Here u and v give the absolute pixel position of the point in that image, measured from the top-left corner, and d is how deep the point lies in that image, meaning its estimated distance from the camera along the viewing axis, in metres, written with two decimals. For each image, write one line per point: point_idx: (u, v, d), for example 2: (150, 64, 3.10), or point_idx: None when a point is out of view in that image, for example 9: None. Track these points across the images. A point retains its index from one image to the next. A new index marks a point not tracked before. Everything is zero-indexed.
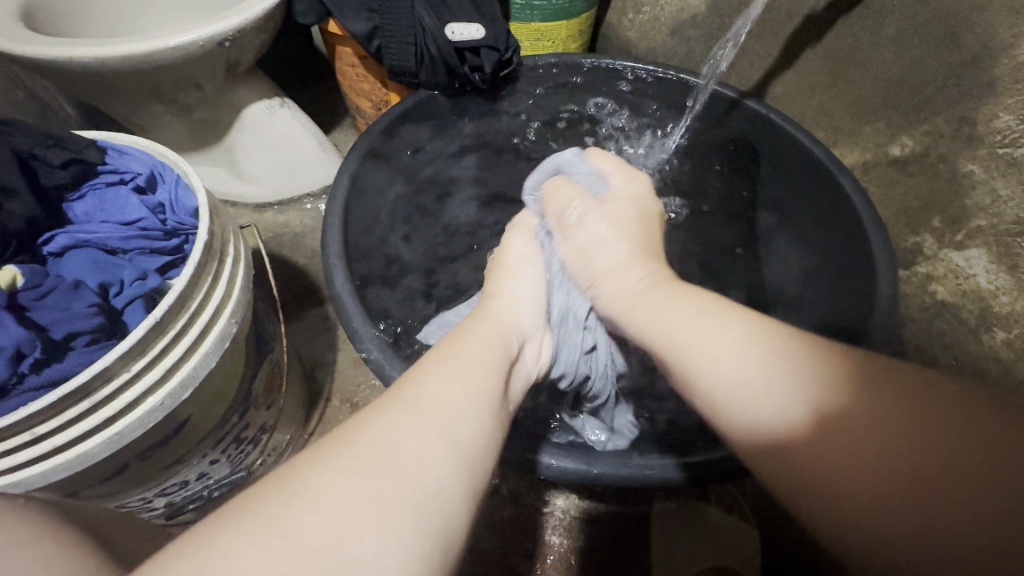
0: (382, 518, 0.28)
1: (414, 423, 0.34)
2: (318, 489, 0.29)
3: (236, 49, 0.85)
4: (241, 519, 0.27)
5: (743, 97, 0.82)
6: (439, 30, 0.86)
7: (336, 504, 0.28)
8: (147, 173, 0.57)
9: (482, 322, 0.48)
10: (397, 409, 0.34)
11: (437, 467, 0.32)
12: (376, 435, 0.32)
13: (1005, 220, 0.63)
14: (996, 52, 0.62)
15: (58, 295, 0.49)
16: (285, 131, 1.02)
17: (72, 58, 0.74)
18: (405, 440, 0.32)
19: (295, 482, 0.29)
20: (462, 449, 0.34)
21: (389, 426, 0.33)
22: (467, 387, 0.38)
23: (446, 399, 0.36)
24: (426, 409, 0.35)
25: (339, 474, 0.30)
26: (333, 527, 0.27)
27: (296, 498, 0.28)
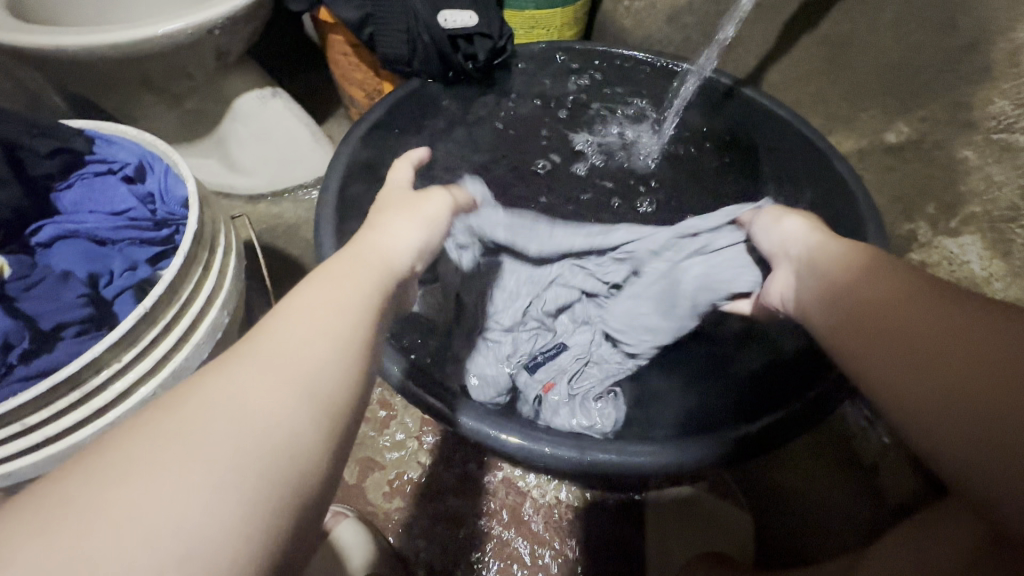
0: (213, 480, 0.25)
1: (259, 372, 0.30)
2: (130, 460, 0.25)
3: (227, 38, 0.83)
4: (35, 514, 0.23)
5: (738, 84, 0.83)
6: (431, 18, 0.84)
7: (156, 474, 0.25)
8: (135, 162, 0.57)
9: (353, 260, 0.42)
10: (240, 361, 0.31)
11: (282, 415, 0.29)
12: (214, 393, 0.29)
13: (999, 206, 0.64)
14: (994, 36, 0.62)
15: (46, 287, 0.49)
16: (277, 121, 1.01)
17: (58, 47, 0.73)
18: (248, 394, 0.29)
19: (104, 455, 0.26)
20: (321, 395, 0.31)
21: (232, 381, 0.30)
22: (330, 330, 0.34)
23: (305, 348, 0.33)
24: (279, 355, 0.32)
25: (161, 440, 0.26)
26: (154, 491, 0.24)
27: (103, 470, 0.25)
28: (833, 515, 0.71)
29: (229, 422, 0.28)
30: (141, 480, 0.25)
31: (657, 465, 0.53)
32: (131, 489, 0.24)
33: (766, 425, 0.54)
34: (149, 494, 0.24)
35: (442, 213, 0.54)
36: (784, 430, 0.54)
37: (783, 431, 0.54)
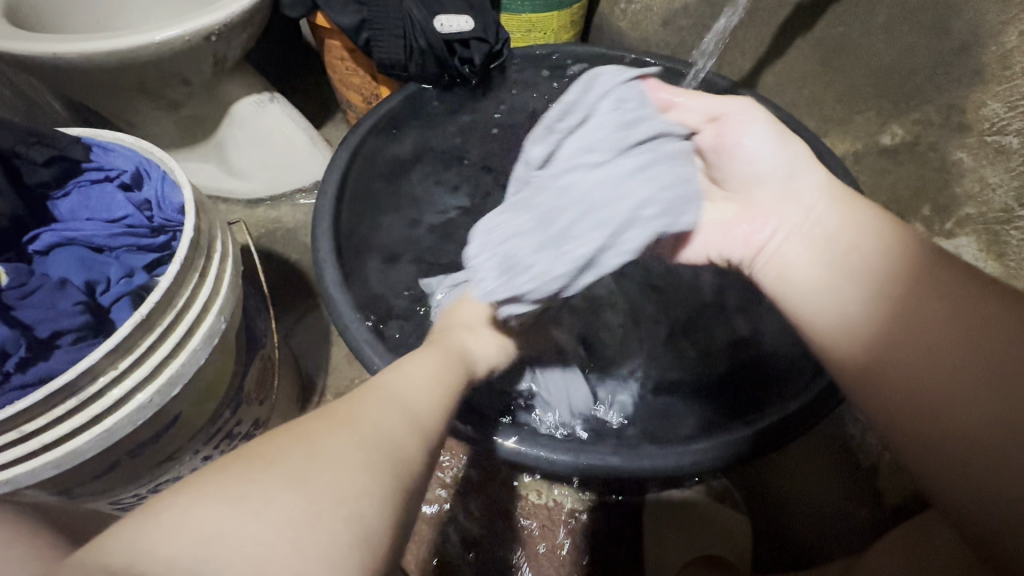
0: (380, 488, 0.32)
1: (407, 411, 0.38)
2: (326, 449, 0.32)
3: (223, 44, 0.84)
4: (272, 471, 0.30)
5: (736, 86, 0.83)
6: (428, 23, 0.86)
7: (339, 465, 0.31)
8: (132, 169, 0.57)
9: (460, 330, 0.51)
10: (389, 393, 0.39)
11: (420, 457, 0.35)
12: (372, 415, 0.36)
13: (992, 208, 0.64)
14: (986, 39, 0.61)
15: (44, 294, 0.49)
16: (274, 126, 1.01)
17: (56, 55, 0.74)
18: (396, 426, 0.36)
19: (307, 440, 0.32)
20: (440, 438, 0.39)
21: (381, 409, 0.36)
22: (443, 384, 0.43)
23: (422, 397, 0.40)
24: (414, 397, 0.39)
25: (341, 439, 0.33)
26: (345, 477, 0.31)
27: (315, 456, 0.31)
28: (829, 517, 0.71)
29: (390, 442, 0.34)
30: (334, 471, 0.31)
31: (650, 467, 0.53)
32: (329, 475, 0.31)
33: (765, 428, 0.54)
34: (336, 479, 0.30)
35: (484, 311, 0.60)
36: (783, 432, 0.54)
37: (782, 435, 0.54)
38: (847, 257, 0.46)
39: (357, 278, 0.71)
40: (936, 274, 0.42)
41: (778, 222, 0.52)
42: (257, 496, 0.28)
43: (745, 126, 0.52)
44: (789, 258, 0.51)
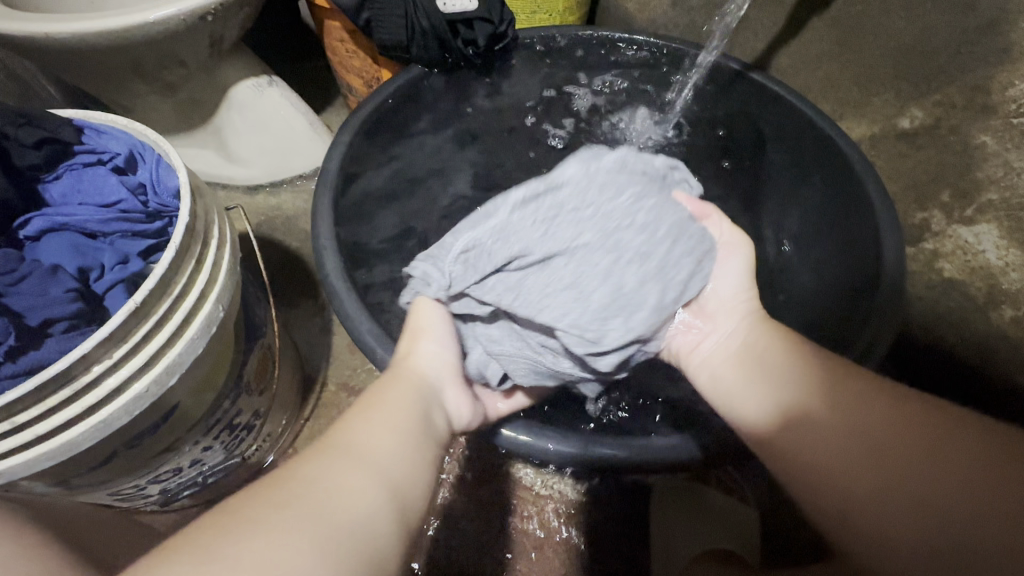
0: (322, 572, 0.30)
1: (356, 470, 0.36)
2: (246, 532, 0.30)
3: (219, 24, 0.81)
4: (187, 568, 0.28)
5: (747, 69, 0.80)
6: (429, 2, 0.83)
7: (260, 550, 0.29)
8: (125, 152, 0.55)
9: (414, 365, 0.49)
10: (333, 453, 0.37)
11: (376, 515, 0.34)
12: (309, 476, 0.34)
13: (1017, 193, 0.63)
14: (1014, 15, 0.59)
15: (35, 280, 0.47)
16: (273, 111, 0.99)
17: (48, 35, 0.71)
18: (340, 482, 0.35)
19: (220, 524, 0.30)
20: (399, 493, 0.37)
21: (320, 469, 0.35)
22: (400, 433, 0.41)
23: (375, 441, 0.40)
24: (365, 451, 0.38)
25: (268, 514, 0.31)
26: (270, 556, 0.29)
27: (237, 535, 0.30)
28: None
29: (334, 512, 0.33)
30: (266, 552, 0.29)
31: (646, 453, 0.51)
32: (253, 558, 0.29)
33: None
34: (267, 561, 0.29)
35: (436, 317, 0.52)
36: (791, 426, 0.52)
37: None
38: (762, 361, 0.47)
39: (359, 267, 0.70)
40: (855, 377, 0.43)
41: (718, 341, 0.52)
42: None
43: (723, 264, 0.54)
44: (705, 372, 0.52)
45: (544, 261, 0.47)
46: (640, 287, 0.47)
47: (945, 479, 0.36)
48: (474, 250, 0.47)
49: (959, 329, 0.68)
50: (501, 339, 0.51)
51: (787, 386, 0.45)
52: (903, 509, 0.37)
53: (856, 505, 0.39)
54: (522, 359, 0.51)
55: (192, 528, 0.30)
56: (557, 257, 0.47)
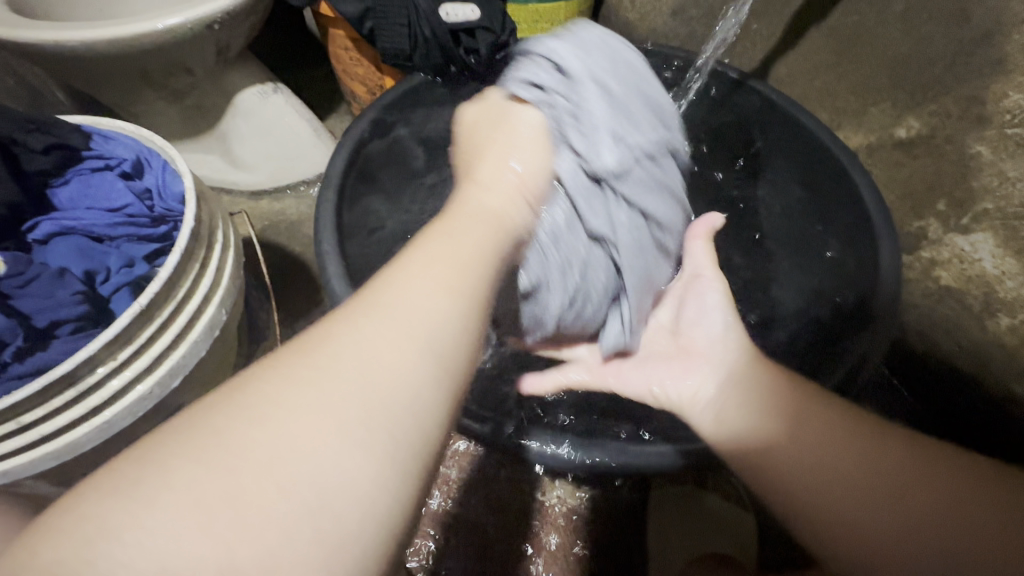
0: (353, 465, 0.25)
1: (387, 333, 0.30)
2: (278, 410, 0.26)
3: (225, 32, 0.83)
4: (201, 444, 0.24)
5: (745, 77, 0.81)
6: (432, 11, 0.84)
7: (283, 436, 0.25)
8: (133, 158, 0.56)
9: (468, 209, 0.39)
10: (366, 317, 0.30)
11: (427, 406, 0.29)
12: (345, 347, 0.29)
13: (1012, 203, 0.61)
14: (1007, 28, 0.59)
15: (43, 282, 0.48)
16: (278, 117, 1.00)
17: (57, 42, 0.73)
18: (385, 354, 0.29)
19: (249, 398, 0.26)
20: (446, 363, 0.31)
21: (362, 337, 0.29)
22: (447, 291, 0.33)
23: (426, 303, 0.32)
24: (399, 316, 0.31)
25: (300, 387, 0.27)
26: (298, 448, 0.25)
27: (249, 420, 0.25)
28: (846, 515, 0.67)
29: (365, 393, 0.27)
30: (285, 440, 0.25)
31: (634, 462, 0.51)
32: (268, 449, 0.25)
33: None
34: (295, 447, 0.25)
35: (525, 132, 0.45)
36: None
37: None
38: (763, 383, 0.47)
39: (361, 272, 0.70)
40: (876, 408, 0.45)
41: (706, 372, 0.51)
42: (159, 490, 0.23)
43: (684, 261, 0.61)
44: (707, 406, 0.49)
45: (654, 250, 0.54)
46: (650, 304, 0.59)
47: (925, 501, 0.38)
48: (652, 209, 0.52)
49: (954, 336, 0.70)
50: (561, 263, 0.48)
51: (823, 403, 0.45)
52: (914, 528, 0.38)
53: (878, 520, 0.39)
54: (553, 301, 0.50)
55: (213, 402, 0.27)
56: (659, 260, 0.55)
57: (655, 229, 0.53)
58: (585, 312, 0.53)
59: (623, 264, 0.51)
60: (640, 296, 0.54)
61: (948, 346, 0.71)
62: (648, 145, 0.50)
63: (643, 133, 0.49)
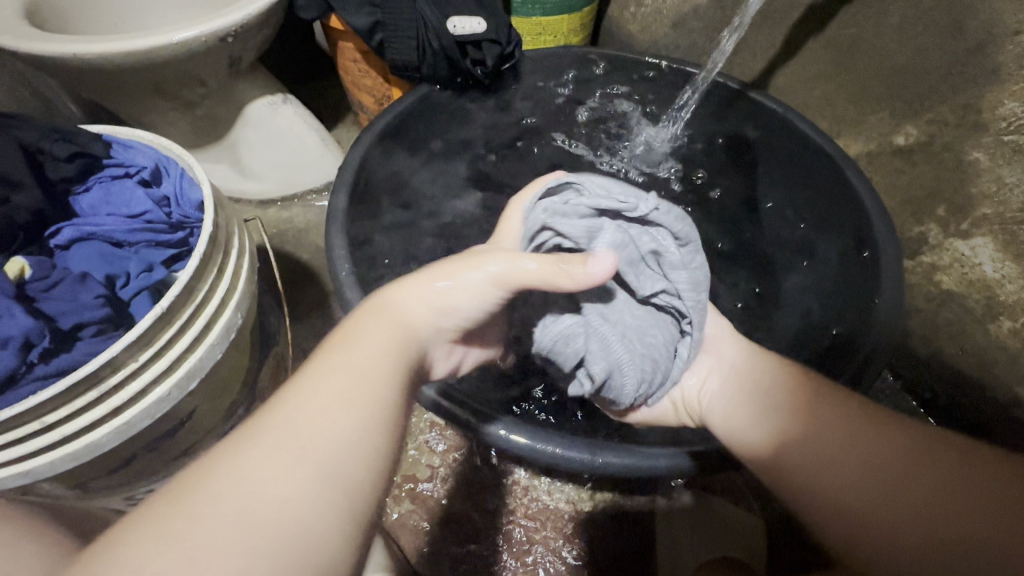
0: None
1: (277, 460, 0.30)
2: (151, 562, 0.26)
3: (238, 45, 0.85)
4: None
5: (746, 88, 0.83)
6: (440, 25, 0.85)
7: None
8: (152, 166, 0.58)
9: (381, 316, 0.41)
10: (249, 450, 0.31)
11: (317, 529, 0.29)
12: (230, 482, 0.29)
13: (1009, 208, 0.64)
14: (1001, 39, 0.61)
15: (66, 287, 0.49)
16: (287, 127, 1.02)
17: (75, 55, 0.75)
18: (270, 486, 0.29)
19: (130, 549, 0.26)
20: (342, 479, 0.31)
21: (246, 469, 0.30)
22: (340, 407, 0.33)
23: (319, 422, 0.32)
24: (290, 440, 0.31)
25: (176, 538, 0.27)
26: None
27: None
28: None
29: (248, 530, 0.27)
30: None
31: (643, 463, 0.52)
32: None
33: None
34: None
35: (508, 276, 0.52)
36: None
37: None
38: (768, 397, 0.47)
39: (369, 277, 0.71)
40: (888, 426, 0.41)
41: (710, 368, 0.54)
42: None
43: None
44: (716, 411, 0.51)
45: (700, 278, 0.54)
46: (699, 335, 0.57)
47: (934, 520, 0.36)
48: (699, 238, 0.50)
49: (957, 340, 0.71)
50: (630, 322, 0.50)
51: (802, 425, 0.43)
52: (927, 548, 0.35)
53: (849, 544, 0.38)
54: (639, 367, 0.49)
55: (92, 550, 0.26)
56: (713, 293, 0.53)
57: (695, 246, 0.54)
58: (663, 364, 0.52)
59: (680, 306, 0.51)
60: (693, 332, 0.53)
61: (952, 350, 0.72)
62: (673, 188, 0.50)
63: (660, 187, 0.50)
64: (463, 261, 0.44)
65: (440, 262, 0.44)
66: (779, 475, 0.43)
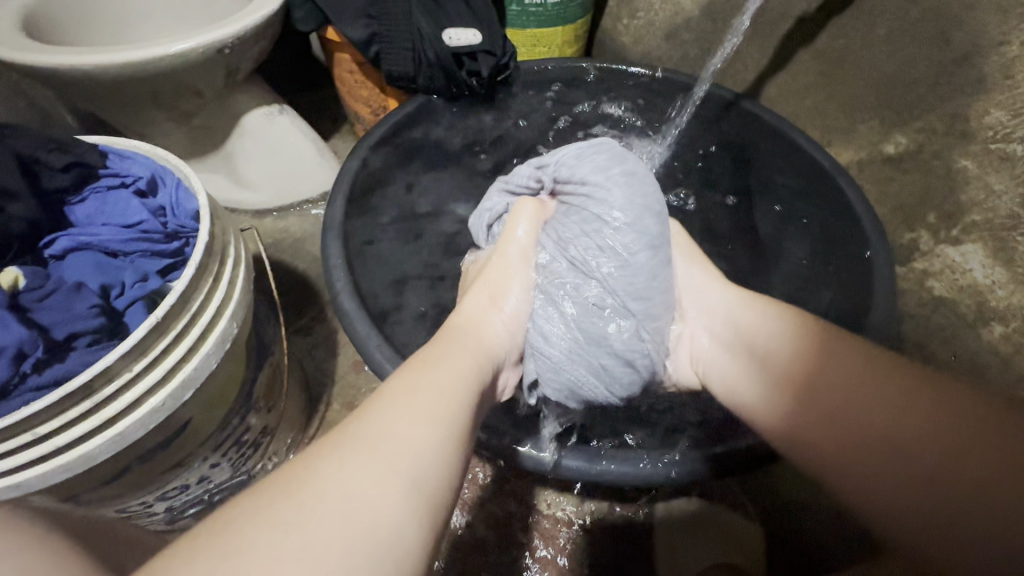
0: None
1: (369, 462, 0.33)
2: (259, 550, 0.28)
3: (235, 56, 0.85)
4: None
5: (739, 96, 0.85)
6: (436, 37, 0.87)
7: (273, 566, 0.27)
8: (147, 176, 0.58)
9: (455, 346, 0.47)
10: (352, 453, 0.33)
11: (405, 527, 0.31)
12: (328, 481, 0.32)
13: (998, 214, 0.65)
14: (987, 49, 0.64)
15: (59, 297, 0.49)
16: (284, 137, 1.02)
17: (73, 65, 0.75)
18: (363, 483, 0.32)
19: (236, 537, 0.28)
20: (427, 496, 0.33)
21: (344, 470, 0.32)
22: (431, 421, 0.37)
23: (403, 433, 0.36)
24: (381, 447, 0.34)
25: (283, 529, 0.29)
26: None
27: (240, 558, 0.27)
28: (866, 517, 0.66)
29: (349, 526, 0.30)
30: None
31: (682, 470, 0.53)
32: None
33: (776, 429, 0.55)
34: None
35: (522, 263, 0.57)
36: None
37: None
38: (768, 365, 0.49)
39: (366, 286, 0.71)
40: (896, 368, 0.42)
41: (699, 326, 0.57)
42: None
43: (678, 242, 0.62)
44: (714, 374, 0.54)
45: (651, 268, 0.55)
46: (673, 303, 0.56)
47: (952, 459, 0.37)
48: (603, 195, 0.56)
49: (949, 345, 0.68)
50: (563, 326, 0.55)
51: (805, 392, 0.45)
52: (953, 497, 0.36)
53: (888, 515, 0.39)
54: (576, 370, 0.54)
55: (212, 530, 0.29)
56: (648, 253, 0.55)
57: (637, 231, 0.55)
58: (612, 363, 0.54)
59: (606, 277, 0.55)
60: (653, 327, 0.55)
61: None
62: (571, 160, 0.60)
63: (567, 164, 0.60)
64: (501, 283, 0.55)
65: (476, 284, 0.55)
66: (797, 446, 0.45)
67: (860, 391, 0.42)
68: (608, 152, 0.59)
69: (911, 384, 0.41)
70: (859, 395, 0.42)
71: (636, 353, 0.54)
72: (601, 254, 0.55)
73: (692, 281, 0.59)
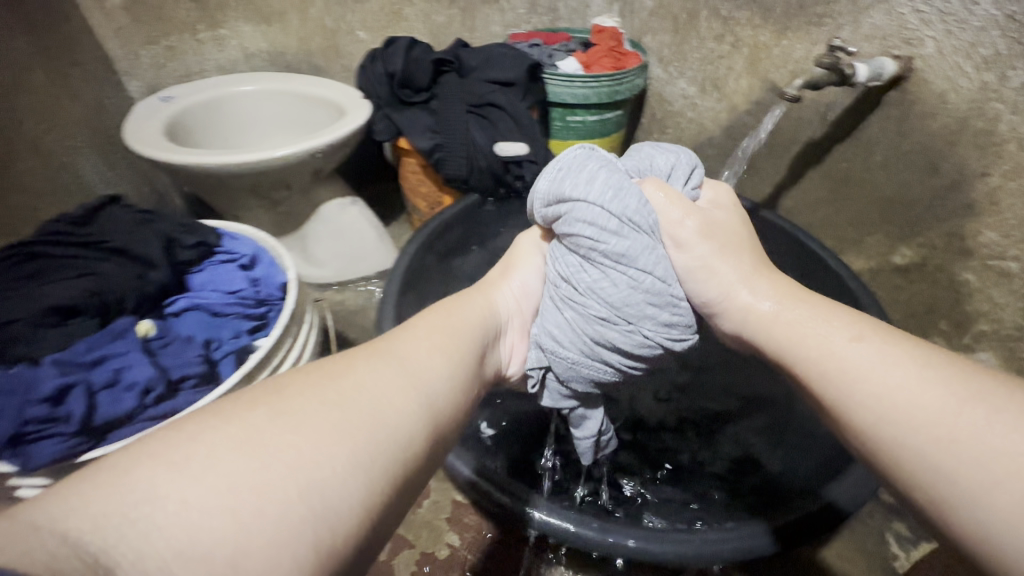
0: (354, 463, 0.33)
1: (390, 378, 0.40)
2: (303, 416, 0.34)
3: (322, 159, 1.03)
4: (234, 428, 0.32)
5: (757, 208, 0.94)
6: (489, 147, 1.03)
7: (307, 437, 0.33)
8: (251, 254, 0.71)
9: (465, 312, 0.55)
10: (386, 366, 0.41)
11: (414, 437, 0.37)
12: (363, 380, 0.38)
13: (1005, 325, 0.71)
14: (971, 179, 0.70)
15: (177, 346, 0.61)
16: (353, 225, 1.19)
17: (199, 164, 0.93)
18: (381, 390, 0.38)
19: (285, 404, 0.35)
20: (430, 415, 0.40)
21: (374, 372, 0.40)
22: (444, 361, 0.45)
23: (428, 365, 0.43)
24: (408, 371, 0.41)
25: (324, 406, 0.35)
26: (300, 449, 0.32)
27: (282, 418, 0.33)
28: None
29: (370, 421, 0.35)
30: (305, 439, 0.32)
31: (695, 553, 0.55)
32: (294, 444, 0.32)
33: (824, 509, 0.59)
34: (299, 444, 0.32)
35: (533, 251, 0.65)
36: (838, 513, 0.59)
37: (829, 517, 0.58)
38: (789, 344, 0.45)
39: None
40: (922, 349, 0.41)
41: (734, 319, 0.51)
42: (205, 463, 0.30)
43: (711, 224, 0.55)
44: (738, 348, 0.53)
45: (631, 268, 0.54)
46: (674, 287, 0.54)
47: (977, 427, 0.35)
48: (578, 211, 0.55)
49: None
50: (568, 331, 0.57)
51: (824, 361, 0.43)
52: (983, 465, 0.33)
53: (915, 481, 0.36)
54: (590, 366, 0.57)
55: (260, 400, 0.35)
56: (631, 255, 0.53)
57: (604, 239, 0.54)
58: (623, 358, 0.56)
59: (596, 288, 0.55)
60: (652, 323, 0.54)
61: None
62: (544, 186, 0.58)
63: (541, 188, 0.58)
64: (520, 267, 0.64)
65: (500, 263, 0.66)
66: (824, 410, 0.42)
67: (881, 359, 0.40)
68: (550, 179, 0.57)
69: (939, 362, 0.39)
70: (867, 353, 0.41)
71: (639, 344, 0.54)
72: (590, 268, 0.55)
73: (730, 269, 0.52)
